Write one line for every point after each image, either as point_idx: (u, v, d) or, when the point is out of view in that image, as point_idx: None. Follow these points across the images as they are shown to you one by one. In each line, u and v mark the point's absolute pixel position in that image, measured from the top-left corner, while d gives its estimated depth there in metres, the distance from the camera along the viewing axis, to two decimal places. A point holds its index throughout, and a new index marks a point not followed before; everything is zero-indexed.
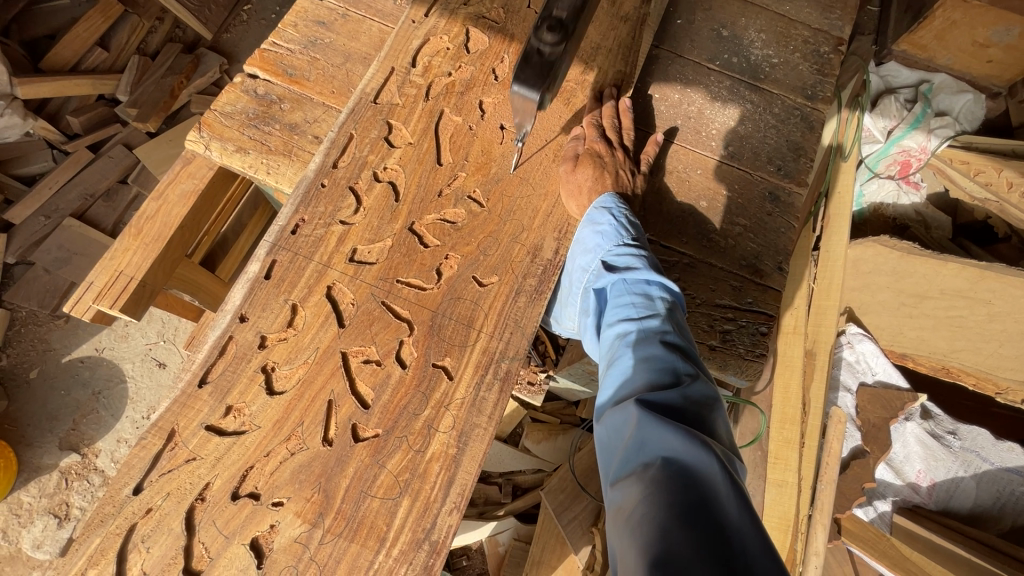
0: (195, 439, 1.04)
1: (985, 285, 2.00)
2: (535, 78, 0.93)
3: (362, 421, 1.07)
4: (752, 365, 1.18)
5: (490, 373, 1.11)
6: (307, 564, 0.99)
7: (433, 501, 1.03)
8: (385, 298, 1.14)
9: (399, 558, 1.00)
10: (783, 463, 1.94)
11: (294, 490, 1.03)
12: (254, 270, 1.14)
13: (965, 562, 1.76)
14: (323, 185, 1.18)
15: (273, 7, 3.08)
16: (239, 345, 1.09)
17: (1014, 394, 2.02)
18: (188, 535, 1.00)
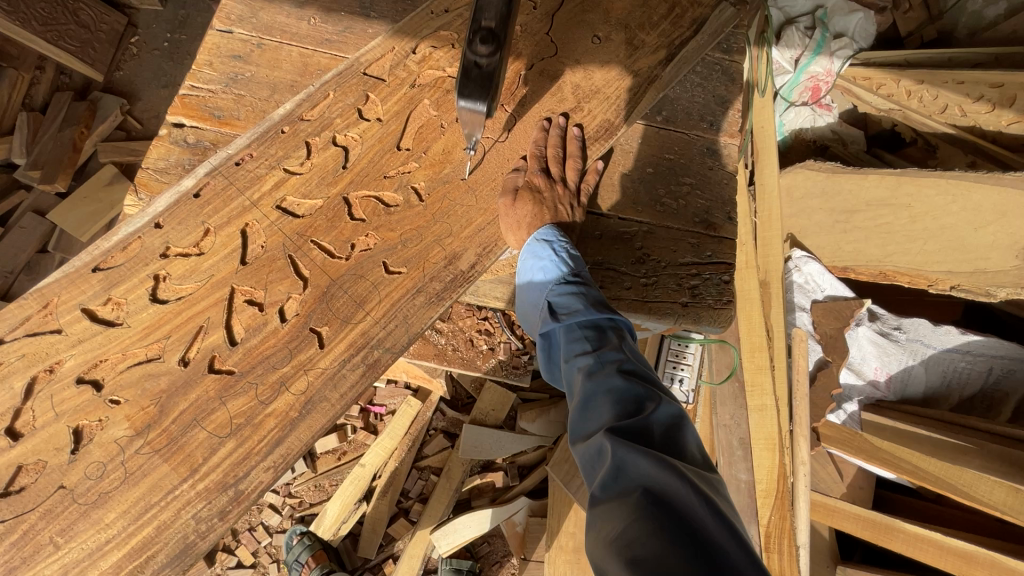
0: (69, 318, 1.14)
1: (903, 190, 2.10)
2: (479, 90, 0.98)
3: (223, 355, 1.14)
4: (722, 312, 1.22)
5: (353, 360, 1.16)
6: (122, 469, 1.08)
7: (253, 450, 1.11)
8: (293, 253, 1.19)
9: (196, 488, 1.09)
10: (759, 388, 2.05)
11: (134, 394, 1.11)
12: (187, 186, 1.20)
13: (927, 441, 1.97)
14: (283, 133, 1.23)
15: (164, 34, 2.86)
16: (140, 244, 1.17)
17: (943, 283, 2.18)
18: (26, 398, 1.10)
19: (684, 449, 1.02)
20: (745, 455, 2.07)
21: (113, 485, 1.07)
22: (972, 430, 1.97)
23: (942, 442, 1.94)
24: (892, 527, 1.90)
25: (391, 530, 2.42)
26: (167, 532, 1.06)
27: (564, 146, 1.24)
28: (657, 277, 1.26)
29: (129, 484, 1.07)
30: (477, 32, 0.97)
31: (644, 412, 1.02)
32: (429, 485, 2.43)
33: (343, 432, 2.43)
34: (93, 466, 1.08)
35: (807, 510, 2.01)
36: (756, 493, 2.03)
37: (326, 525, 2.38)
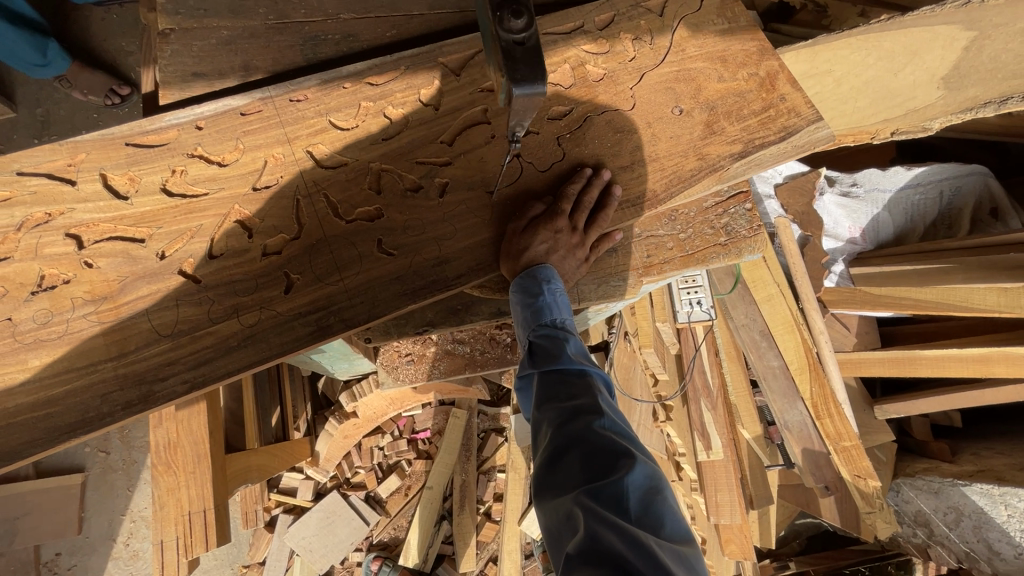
0: (85, 178, 1.06)
1: (820, 59, 2.01)
2: (531, 68, 0.80)
3: (197, 262, 1.06)
4: (760, 236, 1.21)
5: (300, 321, 1.07)
6: (71, 332, 1.02)
7: (173, 356, 1.03)
8: (301, 197, 1.10)
9: (116, 373, 1.01)
10: (760, 282, 2.21)
11: (113, 265, 1.05)
12: (237, 102, 1.11)
13: (913, 271, 2.17)
14: (345, 86, 1.15)
15: (30, 141, 2.62)
16: (174, 138, 1.10)
17: (883, 132, 2.30)
18: (14, 230, 1.04)
19: (663, 526, 0.87)
20: (769, 343, 2.23)
21: (55, 338, 1.02)
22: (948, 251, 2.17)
23: (925, 268, 2.13)
24: (913, 356, 2.08)
25: (482, 537, 2.47)
26: (71, 417, 0.99)
27: (599, 198, 1.17)
28: (692, 229, 1.24)
29: (64, 343, 1.01)
30: (504, 8, 0.80)
31: (616, 473, 0.89)
32: (499, 483, 2.49)
33: (399, 469, 2.43)
34: (41, 312, 1.02)
35: (837, 371, 2.17)
36: (792, 373, 2.21)
37: (414, 554, 2.38)
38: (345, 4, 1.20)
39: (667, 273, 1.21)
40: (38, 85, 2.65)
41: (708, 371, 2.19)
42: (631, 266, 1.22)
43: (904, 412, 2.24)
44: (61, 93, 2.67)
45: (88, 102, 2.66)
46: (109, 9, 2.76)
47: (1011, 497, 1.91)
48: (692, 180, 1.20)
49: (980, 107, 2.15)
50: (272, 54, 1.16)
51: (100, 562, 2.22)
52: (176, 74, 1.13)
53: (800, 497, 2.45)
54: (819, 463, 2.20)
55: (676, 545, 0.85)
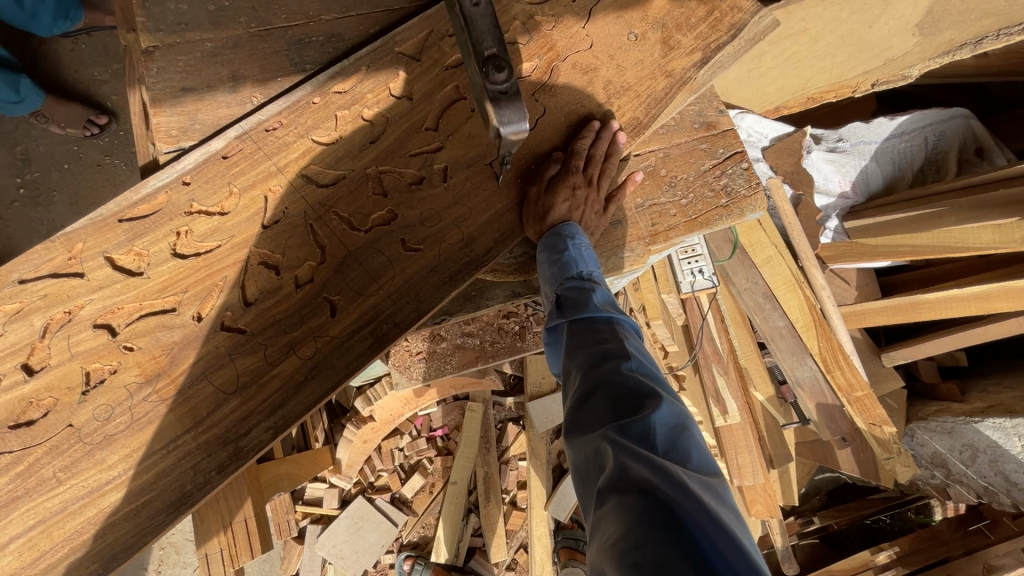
0: (92, 267, 1.05)
1: (795, 20, 2.04)
2: (517, 111, 0.90)
3: (235, 314, 1.07)
4: (760, 193, 1.21)
5: (358, 337, 1.09)
6: (128, 414, 1.02)
7: (249, 413, 1.04)
8: (314, 221, 1.11)
9: (195, 444, 1.02)
10: (758, 244, 2.23)
11: (149, 342, 1.04)
12: (216, 147, 1.10)
13: (906, 219, 2.18)
14: (315, 102, 1.14)
15: (13, 181, 2.58)
16: (163, 202, 1.08)
17: (864, 84, 2.38)
18: (40, 338, 1.02)
19: (690, 458, 0.86)
20: (773, 304, 2.25)
21: (120, 428, 1.01)
22: (940, 194, 2.17)
23: (917, 214, 2.15)
24: (916, 302, 2.10)
25: (510, 526, 2.49)
26: (162, 495, 1.00)
27: (611, 147, 1.19)
28: (692, 194, 1.23)
29: (134, 430, 1.01)
30: (488, 62, 0.91)
31: (645, 410, 0.90)
32: (522, 471, 2.51)
33: (422, 467, 2.44)
34: (100, 408, 1.02)
35: (843, 325, 2.22)
36: (798, 330, 2.23)
37: (444, 549, 2.40)
38: (325, 4, 1.20)
39: (673, 240, 1.21)
40: (14, 123, 2.62)
41: (718, 337, 2.20)
42: (636, 236, 1.21)
43: (912, 356, 2.27)
44: (38, 129, 2.64)
45: (67, 136, 2.62)
46: (77, 39, 2.73)
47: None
48: (668, 98, 1.23)
49: (956, 50, 2.19)
50: (258, 62, 1.15)
51: None
52: (164, 90, 1.12)
53: (818, 453, 2.49)
54: (835, 417, 2.23)
55: (704, 476, 0.84)
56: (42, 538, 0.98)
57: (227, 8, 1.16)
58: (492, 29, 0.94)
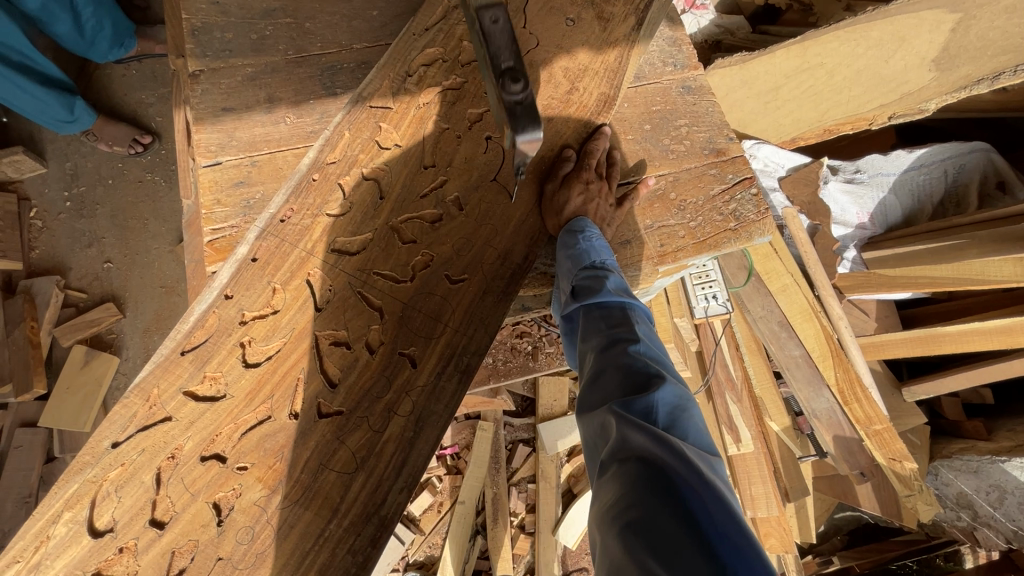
0: (174, 405, 1.03)
1: (812, 54, 2.12)
2: (531, 121, 0.89)
3: (327, 398, 1.06)
4: (768, 218, 1.24)
5: (451, 371, 1.10)
6: (259, 529, 0.99)
7: (381, 484, 1.03)
8: (361, 288, 1.11)
9: (344, 533, 1.00)
10: (775, 274, 2.21)
11: (258, 454, 1.02)
12: (244, 251, 1.09)
13: (925, 251, 2.16)
14: (315, 180, 1.14)
15: (61, 194, 2.75)
16: (214, 321, 1.06)
17: (880, 117, 2.41)
18: (155, 491, 0.99)
19: (689, 436, 0.90)
20: (790, 333, 2.24)
21: (266, 545, 0.98)
22: (958, 227, 2.17)
23: (936, 246, 2.13)
24: (934, 334, 2.05)
25: (517, 550, 2.43)
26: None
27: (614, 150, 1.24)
28: (702, 217, 1.25)
29: (280, 541, 0.99)
30: (504, 74, 0.89)
31: (649, 388, 0.93)
32: (531, 494, 2.49)
33: (431, 485, 2.45)
34: (241, 532, 0.99)
35: (860, 355, 2.17)
36: (815, 361, 2.20)
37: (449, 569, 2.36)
38: (357, 35, 1.30)
39: (681, 260, 1.21)
40: (66, 141, 2.81)
41: (731, 364, 2.19)
42: (645, 256, 1.22)
43: (934, 392, 2.22)
44: (87, 147, 2.82)
45: (113, 153, 2.80)
46: (128, 66, 2.96)
47: None
48: (622, 68, 1.23)
49: (974, 85, 2.20)
50: (293, 85, 1.24)
51: None
52: (205, 109, 1.20)
53: (837, 489, 2.42)
54: (853, 450, 2.18)
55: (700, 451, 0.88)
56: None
57: (268, 37, 1.26)
58: (509, 42, 0.92)
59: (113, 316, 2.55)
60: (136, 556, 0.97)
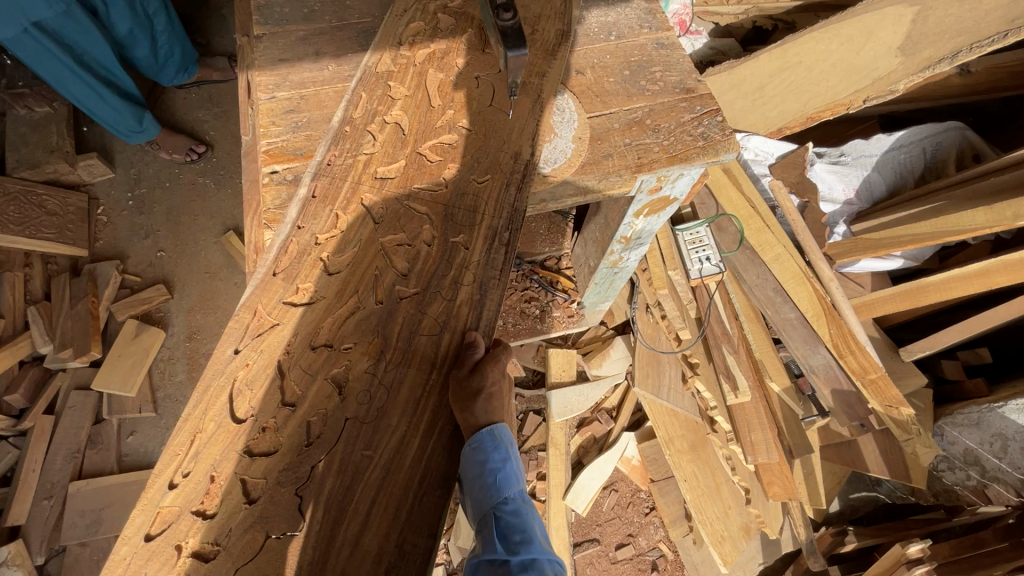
0: (277, 313, 1.15)
1: (792, 54, 2.36)
2: (518, 41, 1.18)
3: (403, 283, 1.21)
4: (732, 138, 1.45)
5: (497, 246, 1.26)
6: (373, 389, 1.13)
7: (466, 339, 1.19)
8: (405, 199, 1.27)
9: (448, 380, 1.16)
10: (766, 244, 2.39)
11: (358, 335, 1.16)
12: (304, 192, 1.25)
13: (909, 216, 2.31)
14: (348, 131, 1.32)
15: (125, 194, 3.11)
16: (292, 246, 1.20)
17: (856, 101, 2.60)
18: (278, 377, 1.11)
19: None
20: (784, 298, 2.37)
21: (383, 400, 1.12)
22: (940, 190, 2.32)
23: (919, 211, 2.29)
24: (922, 286, 2.21)
25: None
26: (444, 420, 1.13)
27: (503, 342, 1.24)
28: (674, 137, 1.46)
29: (394, 395, 1.13)
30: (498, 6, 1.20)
31: None
32: (541, 463, 2.45)
33: None
34: (360, 396, 1.12)
35: (853, 315, 2.29)
36: (809, 320, 2.32)
37: (465, 532, 2.45)
38: (386, 8, 1.60)
39: (657, 170, 1.41)
40: (133, 152, 3.22)
41: (726, 320, 2.32)
42: (624, 165, 1.41)
43: (930, 349, 2.26)
44: (151, 156, 3.23)
45: (172, 160, 3.19)
46: (189, 90, 3.41)
47: None
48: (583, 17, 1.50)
49: (936, 64, 2.43)
50: (335, 43, 1.53)
51: None
52: (267, 61, 1.49)
53: (845, 457, 2.39)
54: (851, 402, 2.24)
55: None
56: (382, 510, 1.06)
57: (317, 11, 1.58)
58: None
59: (163, 295, 2.82)
60: (277, 433, 1.09)
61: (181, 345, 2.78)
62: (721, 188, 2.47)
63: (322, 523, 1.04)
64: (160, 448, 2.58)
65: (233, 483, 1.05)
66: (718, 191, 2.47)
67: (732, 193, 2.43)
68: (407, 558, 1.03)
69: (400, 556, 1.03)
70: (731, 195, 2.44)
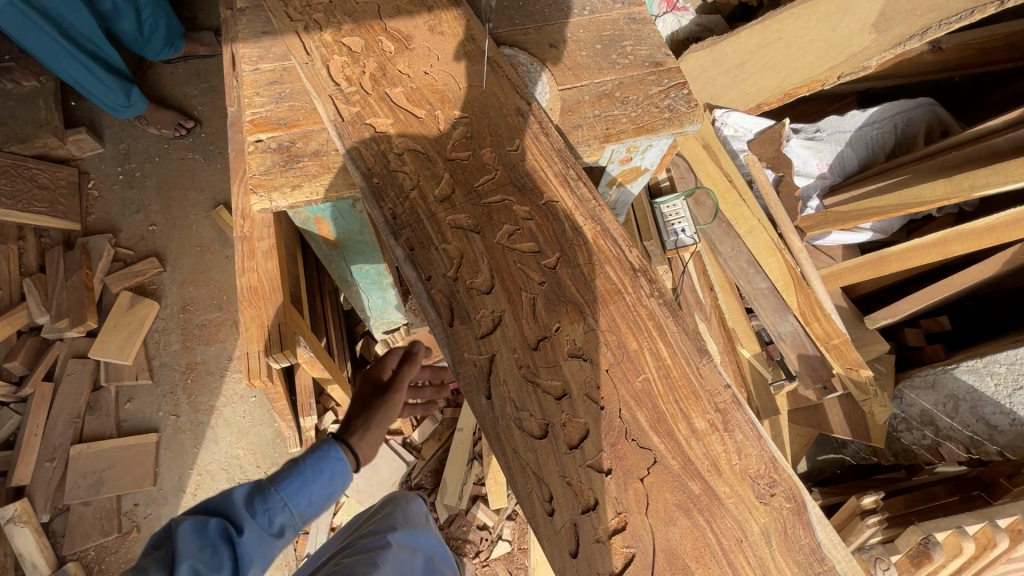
0: (477, 351, 1.12)
1: (772, 29, 2.40)
2: None
3: (542, 256, 1.18)
4: (696, 109, 1.52)
5: (574, 181, 1.26)
6: (604, 337, 1.12)
7: (621, 256, 1.18)
8: (476, 202, 1.22)
9: (637, 290, 1.15)
10: (741, 216, 2.48)
11: (557, 314, 1.14)
12: (398, 250, 1.18)
13: (877, 189, 2.39)
14: (378, 172, 1.24)
15: (115, 169, 3.15)
16: (448, 297, 1.15)
17: (830, 78, 2.69)
18: (534, 377, 1.10)
19: None
20: (757, 268, 2.47)
21: (618, 338, 1.12)
22: (906, 165, 2.42)
23: (884, 184, 2.38)
24: (885, 256, 2.30)
25: None
26: (666, 318, 1.13)
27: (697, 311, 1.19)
28: (641, 109, 1.53)
29: (618, 327, 1.12)
30: None
31: None
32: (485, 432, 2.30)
33: (432, 415, 2.66)
34: (608, 356, 1.11)
35: (822, 285, 2.40)
36: (779, 290, 2.43)
37: (449, 492, 2.53)
38: None
39: (624, 140, 1.49)
40: (122, 127, 3.25)
41: (699, 290, 2.49)
42: (592, 135, 1.49)
43: (892, 316, 2.37)
44: (140, 131, 3.25)
45: (161, 135, 3.22)
46: (177, 66, 3.43)
47: (993, 366, 2.13)
48: None
49: (907, 41, 2.50)
50: None
51: (170, 511, 2.53)
52: (252, 34, 1.54)
53: (812, 419, 2.52)
54: (817, 366, 2.36)
55: None
56: (692, 402, 1.07)
57: None
58: None
59: (156, 268, 2.89)
60: (575, 416, 1.08)
61: (176, 316, 2.86)
62: (697, 164, 2.54)
63: (665, 442, 1.04)
64: (157, 414, 2.67)
65: (586, 474, 1.05)
66: (692, 166, 2.56)
67: (711, 169, 2.51)
68: (733, 413, 1.06)
69: (728, 418, 1.06)
70: (709, 171, 2.51)
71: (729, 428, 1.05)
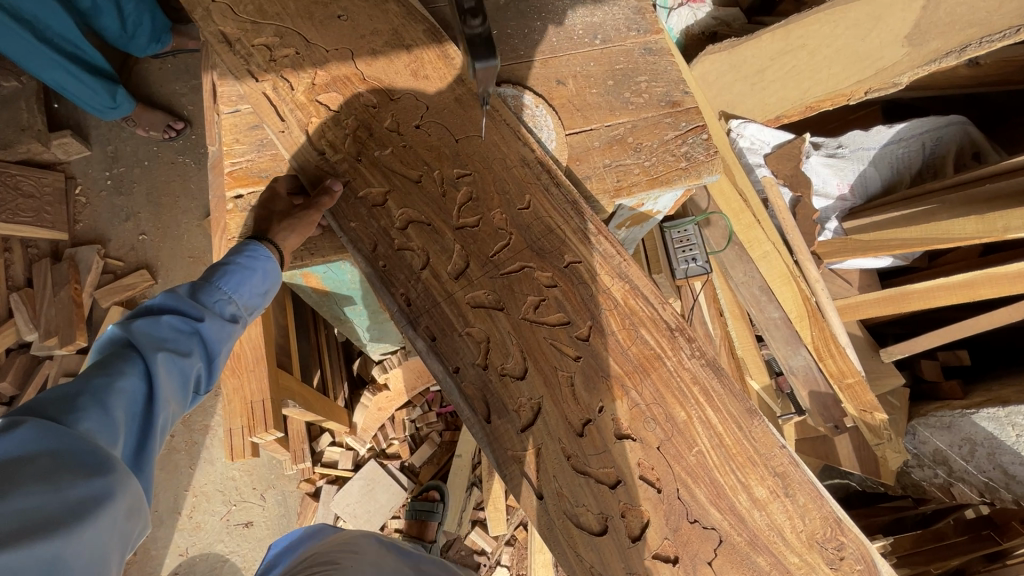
0: (520, 445, 1.12)
1: (795, 35, 2.21)
2: (487, 51, 0.99)
3: (573, 328, 1.15)
4: (716, 159, 1.39)
5: (595, 237, 1.19)
6: (650, 412, 1.12)
7: (655, 314, 1.16)
8: (496, 275, 1.18)
9: (678, 354, 1.14)
10: (755, 241, 2.32)
11: (597, 393, 1.13)
12: (420, 342, 1.16)
13: (901, 217, 2.26)
14: (388, 254, 1.20)
15: (102, 174, 3.03)
16: (484, 390, 1.13)
17: (857, 92, 2.51)
18: (585, 466, 1.11)
19: None
20: (769, 297, 2.35)
21: (664, 409, 1.12)
22: (934, 192, 2.28)
23: (909, 213, 2.24)
24: (905, 292, 2.20)
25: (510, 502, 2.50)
26: (710, 380, 1.13)
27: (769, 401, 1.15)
28: (655, 157, 1.41)
29: (665, 397, 1.13)
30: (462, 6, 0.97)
31: None
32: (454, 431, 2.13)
33: (431, 438, 2.60)
34: (657, 435, 1.11)
35: (837, 317, 2.28)
36: (793, 322, 2.32)
37: (450, 519, 2.48)
38: None
39: (636, 193, 1.38)
40: (108, 128, 3.10)
41: (708, 322, 2.41)
42: (602, 189, 1.38)
43: (909, 351, 2.27)
44: (127, 133, 3.11)
45: (149, 138, 3.08)
46: (164, 61, 3.26)
47: (1017, 417, 1.99)
48: None
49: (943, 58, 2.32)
50: None
51: (167, 532, 2.51)
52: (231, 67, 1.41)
53: (819, 450, 2.46)
54: (828, 404, 2.28)
55: None
56: (749, 469, 1.09)
57: None
58: None
59: (147, 281, 2.81)
60: (632, 499, 1.10)
61: None
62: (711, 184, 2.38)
63: (726, 518, 1.07)
64: None
65: (652, 564, 1.08)
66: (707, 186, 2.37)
67: (728, 189, 2.31)
68: (791, 475, 1.09)
69: (787, 481, 1.09)
70: (726, 193, 2.32)
71: (789, 492, 1.08)
